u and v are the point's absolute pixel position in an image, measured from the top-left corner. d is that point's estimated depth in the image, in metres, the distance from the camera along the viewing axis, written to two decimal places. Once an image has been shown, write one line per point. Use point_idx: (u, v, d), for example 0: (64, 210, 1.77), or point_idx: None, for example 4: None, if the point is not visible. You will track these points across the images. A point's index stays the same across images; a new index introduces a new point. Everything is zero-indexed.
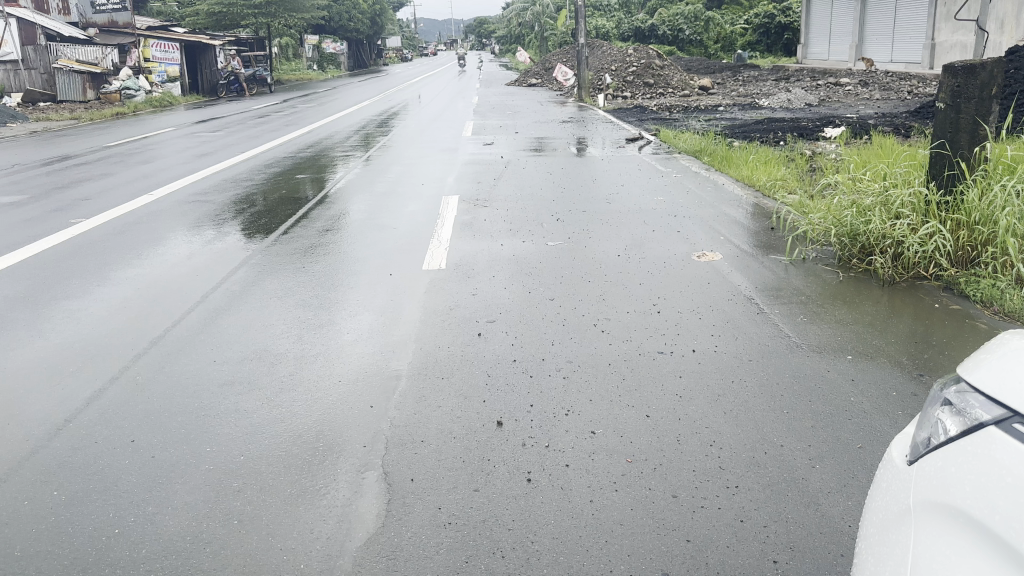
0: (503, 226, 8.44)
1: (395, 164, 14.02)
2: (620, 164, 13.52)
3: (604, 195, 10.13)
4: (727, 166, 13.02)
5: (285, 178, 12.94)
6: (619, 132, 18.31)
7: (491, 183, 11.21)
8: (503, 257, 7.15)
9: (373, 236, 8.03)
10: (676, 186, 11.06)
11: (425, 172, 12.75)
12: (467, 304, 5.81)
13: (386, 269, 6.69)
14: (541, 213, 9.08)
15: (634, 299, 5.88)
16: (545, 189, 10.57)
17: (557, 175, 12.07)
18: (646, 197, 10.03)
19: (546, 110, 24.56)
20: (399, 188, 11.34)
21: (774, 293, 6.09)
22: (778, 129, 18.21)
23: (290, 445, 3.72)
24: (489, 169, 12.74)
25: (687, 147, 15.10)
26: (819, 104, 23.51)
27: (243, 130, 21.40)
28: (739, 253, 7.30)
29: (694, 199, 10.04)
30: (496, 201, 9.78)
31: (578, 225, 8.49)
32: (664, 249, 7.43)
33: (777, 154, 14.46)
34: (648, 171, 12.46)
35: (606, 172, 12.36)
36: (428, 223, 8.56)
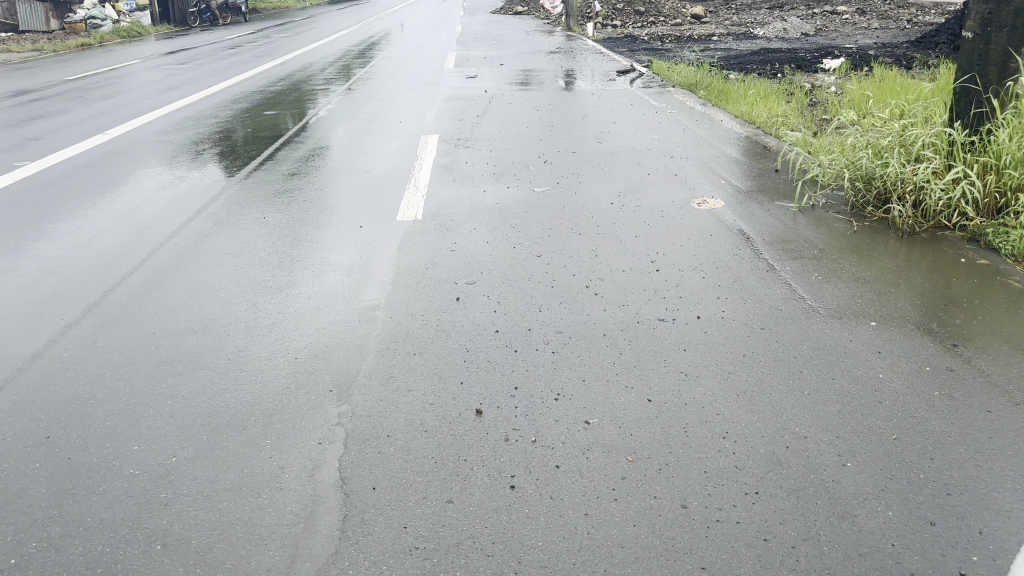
0: (486, 169, 7.77)
1: (372, 99, 13.20)
2: (612, 98, 12.74)
3: (595, 133, 9.44)
4: (724, 100, 12.28)
5: (255, 113, 12.12)
6: (609, 63, 17.41)
7: (474, 120, 10.47)
8: (485, 206, 6.52)
9: (344, 181, 7.36)
10: (671, 123, 10.36)
11: (404, 107, 11.96)
12: (444, 262, 5.21)
13: (356, 221, 6.06)
14: (527, 154, 8.40)
15: (631, 255, 5.31)
16: (531, 127, 9.87)
17: (544, 111, 11.33)
18: (640, 135, 9.34)
19: (534, 40, 23.43)
20: (375, 125, 10.59)
21: (783, 245, 5.52)
22: (776, 61, 17.33)
23: (233, 444, 3.20)
24: (472, 104, 11.95)
25: (681, 80, 14.28)
26: (817, 33, 22.57)
27: (214, 62, 20.34)
28: (742, 198, 6.69)
29: (691, 137, 9.35)
30: (478, 141, 9.08)
31: (567, 167, 7.84)
32: (660, 196, 6.82)
33: (776, 87, 13.71)
34: (641, 107, 11.71)
35: (596, 108, 11.60)
36: (404, 166, 7.89)
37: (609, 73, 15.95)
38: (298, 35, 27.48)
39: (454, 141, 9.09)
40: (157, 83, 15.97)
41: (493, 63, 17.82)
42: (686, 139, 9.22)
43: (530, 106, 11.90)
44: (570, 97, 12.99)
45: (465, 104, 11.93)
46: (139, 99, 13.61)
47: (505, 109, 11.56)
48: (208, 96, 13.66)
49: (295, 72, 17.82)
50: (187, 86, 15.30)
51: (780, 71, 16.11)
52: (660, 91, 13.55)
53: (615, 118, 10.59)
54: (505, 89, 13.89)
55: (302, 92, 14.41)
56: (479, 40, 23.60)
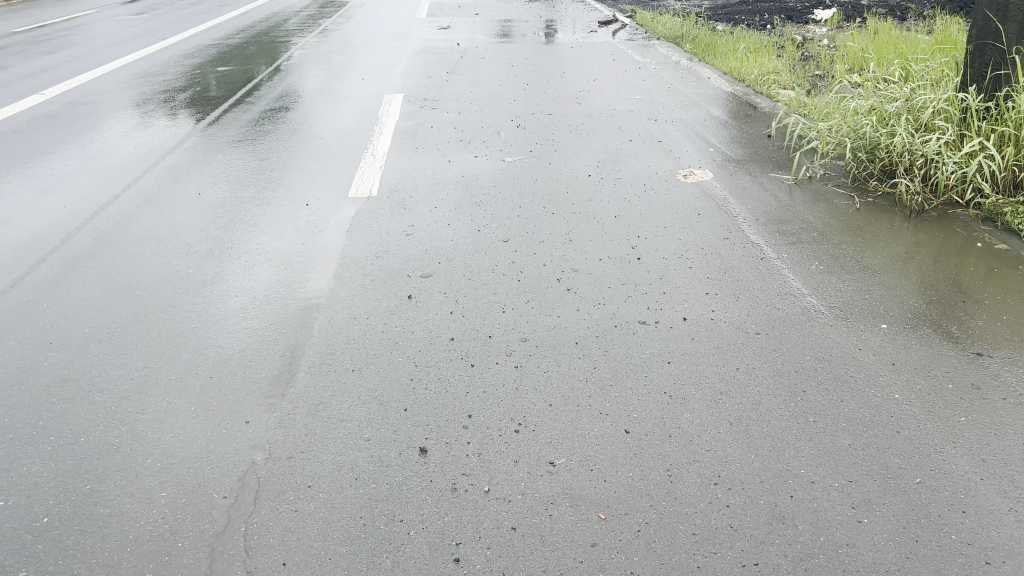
0: (453, 136, 7.12)
1: (337, 52, 12.37)
2: (592, 52, 11.99)
3: (573, 93, 8.76)
4: (711, 55, 11.57)
5: (210, 68, 11.29)
6: (590, 13, 16.56)
7: (444, 78, 9.74)
8: (449, 179, 5.90)
9: (296, 149, 6.69)
10: (654, 80, 9.67)
11: (370, 62, 11.17)
12: (398, 249, 4.61)
13: (302, 198, 5.43)
14: (499, 117, 7.74)
15: (610, 240, 4.74)
16: (505, 86, 9.16)
17: (519, 66, 10.59)
18: (622, 95, 8.67)
19: None
20: (337, 82, 9.84)
21: (778, 227, 4.96)
22: (764, 11, 16.52)
23: (123, 497, 2.65)
24: (442, 59, 11.18)
25: (665, 33, 13.51)
26: None
27: (174, 12, 19.25)
28: (732, 170, 6.11)
29: (676, 97, 8.70)
30: (447, 102, 8.39)
31: (541, 133, 7.20)
32: (643, 168, 6.22)
33: (765, 40, 12.99)
34: (623, 62, 10.99)
35: (575, 63, 10.87)
36: (363, 132, 7.21)
37: (590, 25, 15.12)
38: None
39: (420, 102, 8.40)
40: (109, 36, 15.00)
41: (468, 14, 16.92)
42: (671, 99, 8.56)
43: (505, 61, 11.15)
44: (547, 51, 12.22)
45: (435, 59, 11.17)
46: (87, 54, 12.71)
47: (477, 64, 10.81)
48: (162, 50, 12.78)
49: (259, 23, 16.84)
50: (141, 39, 14.36)
51: (769, 23, 15.34)
52: (644, 45, 12.79)
53: (594, 75, 9.89)
54: (479, 42, 13.08)
55: (263, 44, 13.53)
56: None
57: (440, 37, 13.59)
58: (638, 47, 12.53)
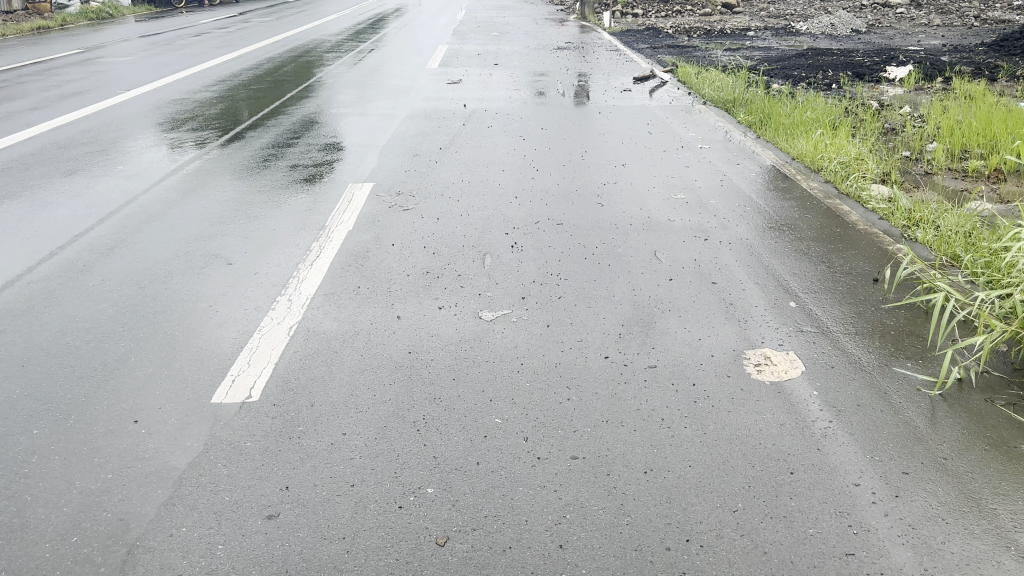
0: (420, 263, 5.07)
1: (320, 118, 10.53)
2: (622, 119, 9.96)
3: (595, 191, 6.69)
4: (771, 127, 9.49)
5: (158, 138, 9.46)
6: (625, 66, 14.58)
7: (433, 159, 7.74)
8: (387, 361, 3.81)
9: (186, 287, 4.66)
10: (700, 167, 7.55)
11: (352, 133, 9.29)
12: (239, 564, 2.54)
13: (139, 408, 3.44)
14: (490, 232, 5.71)
15: (631, 551, 2.59)
16: (507, 175, 7.14)
17: (531, 141, 8.58)
18: (658, 195, 6.57)
19: (542, 33, 20.50)
20: (300, 163, 7.95)
21: (936, 520, 2.78)
22: (827, 66, 14.37)
23: None
24: (440, 129, 9.23)
25: (712, 94, 11.45)
26: (868, 30, 19.57)
27: (164, 54, 17.62)
28: (830, 352, 3.95)
29: (732, 195, 6.57)
30: (425, 201, 6.37)
31: (543, 263, 5.12)
32: (689, 340, 4.08)
33: (834, 106, 10.90)
34: (661, 136, 8.92)
35: (599, 137, 8.82)
36: (298, 250, 5.22)
37: (623, 81, 13.10)
38: (279, 22, 24.69)
39: (391, 200, 6.39)
40: (73, 84, 13.29)
41: (486, 63, 15.07)
42: (724, 200, 6.44)
43: (516, 131, 9.15)
44: (570, 116, 10.21)
45: (431, 128, 9.24)
46: (28, 110, 10.95)
47: (480, 137, 8.82)
48: (115, 111, 11.01)
49: (251, 72, 15.13)
50: (104, 90, 12.62)
51: (834, 81, 13.24)
52: (687, 110, 10.73)
53: (623, 158, 7.83)
54: (490, 102, 11.11)
55: (240, 103, 11.72)
56: (478, 31, 20.70)
57: (446, 95, 11.69)
58: (680, 113, 10.44)
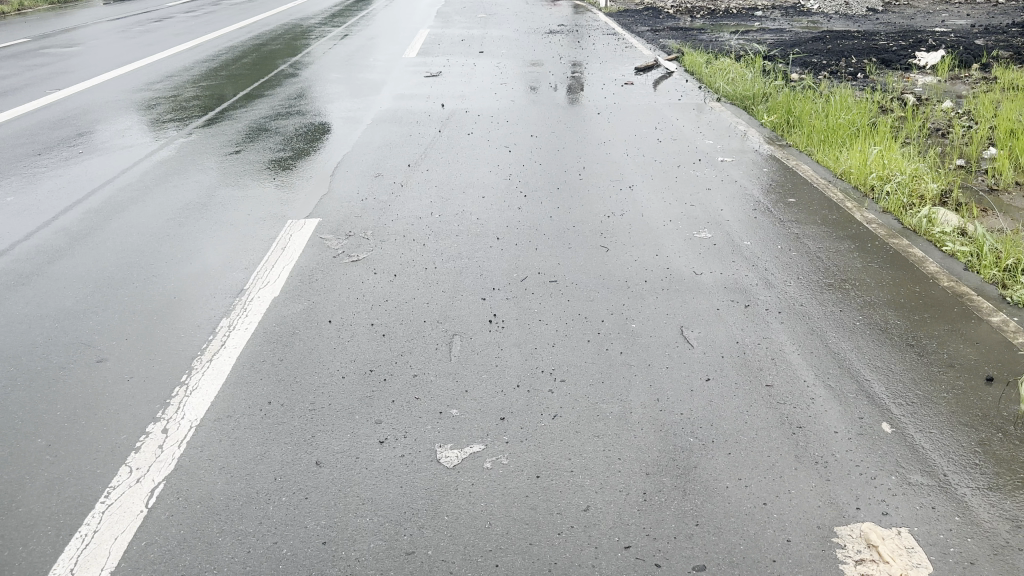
0: (362, 355, 3.71)
1: (275, 120, 9.11)
2: (625, 121, 8.60)
3: (596, 232, 5.34)
4: (798, 130, 8.12)
5: (79, 143, 8.02)
6: (625, 53, 13.17)
7: (398, 183, 6.37)
8: (287, 561, 2.48)
9: (26, 409, 3.32)
10: (724, 190, 6.18)
11: (308, 142, 7.88)
12: None
13: None
14: (460, 298, 4.36)
15: None
16: (486, 208, 5.79)
17: (518, 156, 7.21)
18: (676, 236, 5.21)
19: (532, 14, 18.99)
20: (238, 179, 6.55)
21: None
22: (849, 52, 12.93)
23: None
24: (411, 137, 7.86)
25: (726, 89, 10.02)
26: (885, 8, 18.09)
27: (118, 42, 16.09)
28: (961, 535, 2.62)
29: (768, 235, 5.20)
30: (383, 249, 5.00)
31: (530, 350, 3.77)
32: (746, 502, 2.74)
33: (866, 100, 9.54)
34: (673, 145, 7.56)
35: (600, 148, 7.44)
36: (198, 338, 3.87)
37: (624, 72, 11.67)
38: (252, 4, 23.15)
39: (338, 247, 5.03)
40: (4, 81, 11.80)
41: (471, 51, 13.63)
42: (761, 243, 5.08)
43: (500, 140, 7.78)
44: (564, 118, 8.84)
45: (400, 137, 7.87)
46: None
47: (457, 149, 7.43)
48: (39, 111, 9.57)
49: (209, 58, 13.62)
50: (35, 87, 11.16)
51: (859, 70, 11.87)
52: (699, 108, 9.32)
53: (629, 181, 6.46)
54: (473, 101, 9.69)
55: (187, 100, 10.29)
56: (462, 14, 19.15)
57: (422, 92, 10.26)
58: (691, 113, 9.03)
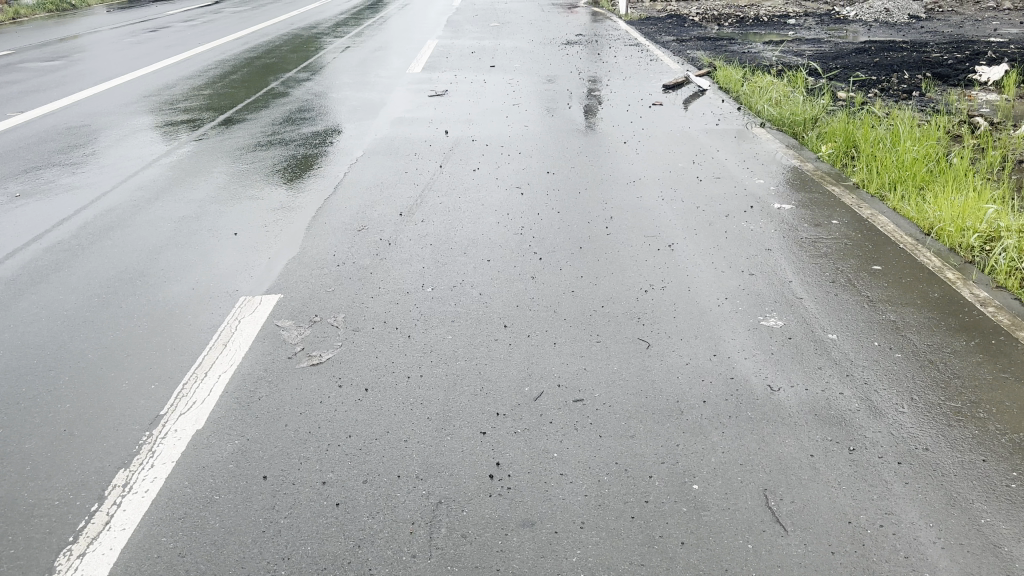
0: (303, 544, 2.56)
1: (256, 143, 7.99)
2: (656, 152, 7.43)
3: (631, 316, 4.17)
4: (864, 163, 6.89)
5: (19, 174, 6.90)
6: (651, 67, 12.01)
7: (386, 240, 5.23)
8: None
9: None
10: (788, 252, 4.99)
11: (289, 177, 6.75)
12: None
13: None
14: (452, 427, 3.19)
15: None
16: (493, 277, 4.65)
17: (533, 202, 6.06)
18: (735, 327, 4.02)
19: (548, 22, 17.86)
20: (194, 229, 5.41)
21: None
22: (900, 66, 11.69)
23: None
24: (408, 175, 6.72)
25: (770, 112, 8.81)
26: (929, 16, 16.82)
27: (104, 55, 15.06)
28: None
29: (858, 327, 4.01)
30: (355, 343, 3.85)
31: (548, 533, 2.61)
32: None
33: (932, 125, 8.31)
34: (717, 184, 6.38)
35: (629, 191, 6.25)
36: (77, 512, 2.74)
37: (651, 90, 10.50)
38: (254, 12, 22.15)
39: (297, 340, 3.89)
40: None
41: (481, 65, 12.51)
42: (849, 339, 3.90)
43: (512, 178, 6.63)
44: (585, 147, 7.69)
45: (394, 174, 6.74)
46: None
47: (461, 191, 6.30)
48: None
49: (195, 70, 12.52)
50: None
51: (914, 86, 10.63)
52: (741, 134, 8.12)
53: (667, 237, 5.28)
54: (481, 127, 8.55)
55: (162, 120, 9.19)
56: (474, 22, 18.04)
57: (424, 115, 9.13)
58: (732, 141, 7.84)
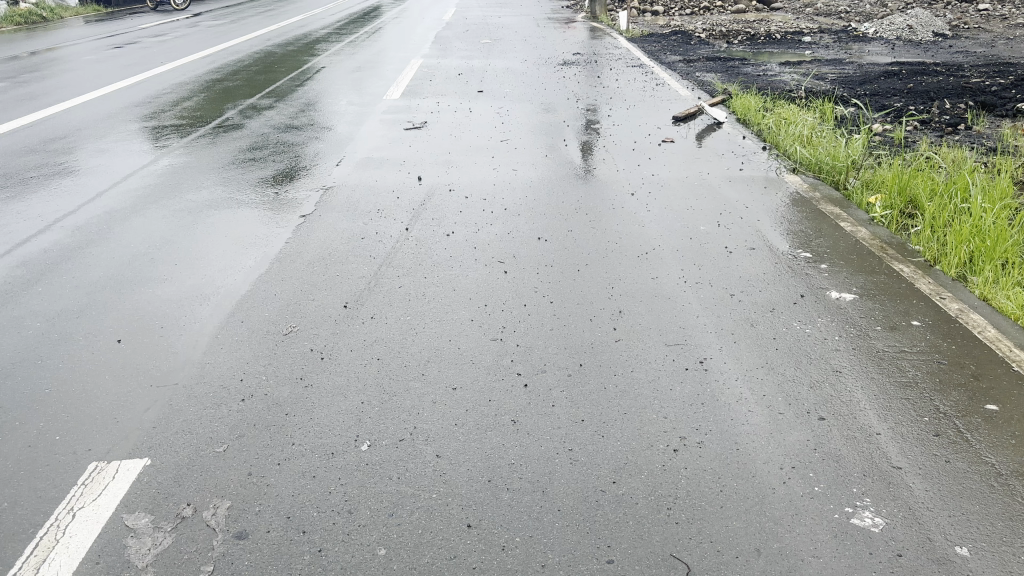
0: None
1: (189, 189, 6.67)
2: (670, 210, 6.13)
3: (657, 501, 2.83)
4: (928, 229, 5.59)
5: None
6: (658, 93, 10.75)
7: (320, 351, 3.91)
8: None
9: None
10: (863, 378, 3.67)
11: (218, 243, 5.43)
12: None
13: None
14: None
15: None
16: (460, 419, 3.34)
17: (518, 286, 4.75)
18: (813, 531, 2.69)
19: (544, 39, 16.62)
20: (66, 334, 4.10)
21: None
22: (937, 93, 10.43)
23: None
24: (365, 242, 5.42)
25: (801, 153, 7.51)
26: (953, 34, 15.63)
27: (56, 73, 13.74)
28: None
29: (1000, 535, 2.68)
30: (236, 568, 2.52)
31: None
32: None
33: (995, 171, 7.02)
34: (751, 259, 5.08)
35: (641, 271, 4.94)
36: None
37: (659, 122, 9.22)
38: (231, 25, 20.90)
39: (152, 558, 2.57)
40: None
41: (469, 89, 11.25)
42: (990, 560, 2.58)
43: (493, 250, 5.33)
44: (583, 202, 6.39)
45: (348, 241, 5.45)
46: None
47: (428, 268, 4.99)
48: None
49: (148, 95, 11.22)
50: None
51: (958, 117, 9.36)
52: (769, 182, 6.83)
53: (696, 347, 3.96)
54: (461, 172, 7.26)
55: (90, 158, 7.86)
56: (464, 39, 16.79)
57: (396, 156, 7.84)
58: (762, 192, 6.52)
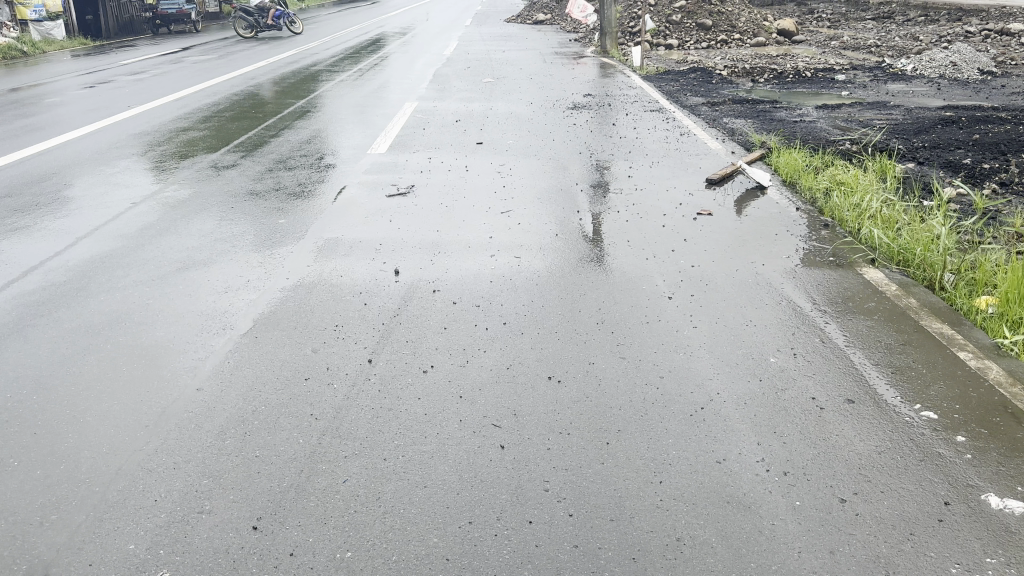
0: None
1: (100, 289, 5.24)
2: (721, 326, 4.63)
3: None
4: None
5: None
6: (684, 146, 9.31)
7: None
8: None
9: None
10: None
11: (108, 387, 3.98)
12: None
13: None
14: None
15: None
16: None
17: (520, 474, 3.24)
18: None
19: (551, 77, 15.27)
20: None
21: None
22: (1010, 144, 8.95)
23: None
24: (310, 386, 3.94)
25: (876, 235, 6.01)
26: (1001, 71, 14.20)
27: (12, 119, 12.41)
28: None
29: None
30: None
31: None
32: None
33: None
34: (850, 423, 3.57)
35: (697, 445, 3.43)
36: None
37: (689, 184, 7.77)
38: (219, 61, 19.65)
39: None
40: None
41: (467, 140, 9.85)
42: None
43: (486, 399, 3.84)
44: (605, 310, 4.91)
45: (287, 383, 3.97)
46: None
47: (391, 436, 3.50)
48: None
49: (99, 149, 9.81)
50: None
51: None
52: (842, 279, 5.34)
53: None
54: (448, 261, 5.79)
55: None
56: (465, 77, 15.47)
57: (372, 236, 6.39)
58: (839, 296, 5.03)
